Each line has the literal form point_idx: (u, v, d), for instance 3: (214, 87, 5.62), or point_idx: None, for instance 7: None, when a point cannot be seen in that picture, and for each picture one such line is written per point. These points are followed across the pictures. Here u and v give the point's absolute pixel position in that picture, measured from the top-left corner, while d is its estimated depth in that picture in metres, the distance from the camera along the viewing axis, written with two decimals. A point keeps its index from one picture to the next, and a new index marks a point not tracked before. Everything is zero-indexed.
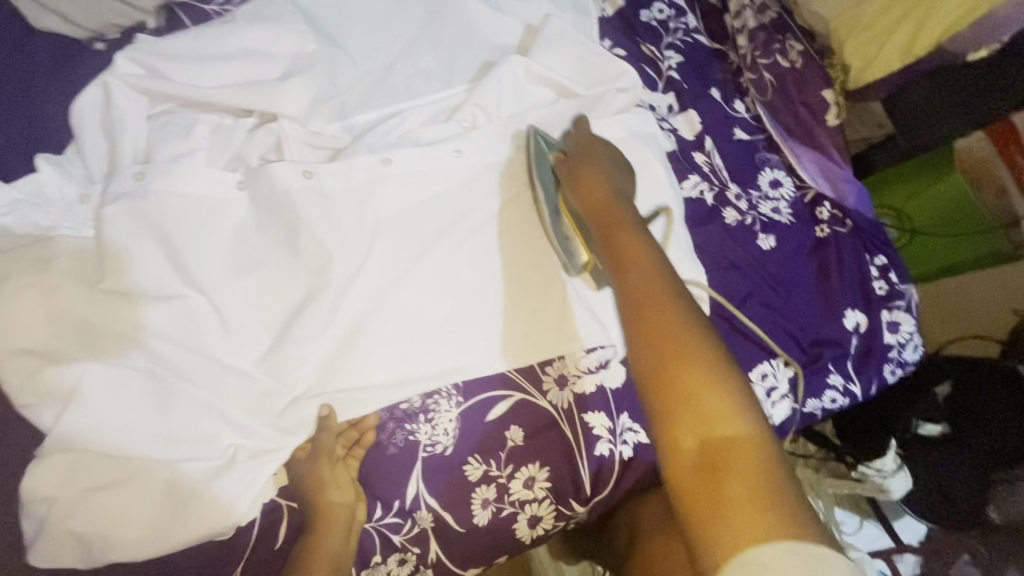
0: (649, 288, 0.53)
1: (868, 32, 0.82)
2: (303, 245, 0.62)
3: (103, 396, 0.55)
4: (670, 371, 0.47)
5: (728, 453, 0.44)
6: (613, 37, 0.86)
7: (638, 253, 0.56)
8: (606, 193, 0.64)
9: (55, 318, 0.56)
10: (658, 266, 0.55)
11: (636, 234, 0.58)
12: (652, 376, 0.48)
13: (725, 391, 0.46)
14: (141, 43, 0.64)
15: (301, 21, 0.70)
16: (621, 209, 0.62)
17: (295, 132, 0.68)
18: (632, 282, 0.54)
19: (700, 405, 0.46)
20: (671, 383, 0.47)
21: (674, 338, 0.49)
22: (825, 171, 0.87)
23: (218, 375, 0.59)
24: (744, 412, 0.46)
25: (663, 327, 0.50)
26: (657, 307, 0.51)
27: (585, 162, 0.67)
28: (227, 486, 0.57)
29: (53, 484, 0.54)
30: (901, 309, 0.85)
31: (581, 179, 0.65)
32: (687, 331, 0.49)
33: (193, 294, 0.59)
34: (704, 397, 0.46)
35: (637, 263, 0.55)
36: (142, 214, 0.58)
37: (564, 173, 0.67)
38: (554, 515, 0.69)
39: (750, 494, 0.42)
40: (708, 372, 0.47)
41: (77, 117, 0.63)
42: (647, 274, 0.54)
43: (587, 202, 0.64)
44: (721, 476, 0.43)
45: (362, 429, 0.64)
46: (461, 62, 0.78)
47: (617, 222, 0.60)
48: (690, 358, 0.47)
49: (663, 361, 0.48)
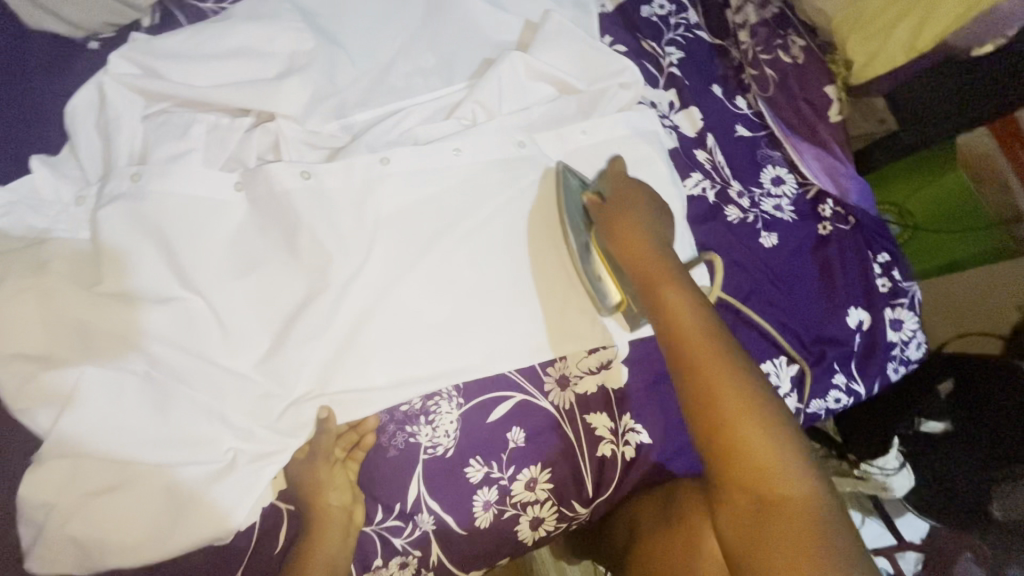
0: (697, 350, 0.53)
1: (869, 28, 0.82)
2: (302, 246, 0.62)
3: (101, 399, 0.54)
4: (726, 439, 0.50)
5: (788, 513, 0.47)
6: (614, 34, 0.85)
7: (682, 306, 0.55)
8: (641, 231, 0.61)
9: (51, 321, 0.55)
10: (703, 320, 0.54)
11: (676, 279, 0.57)
12: (709, 443, 0.51)
13: (778, 450, 0.49)
14: (136, 42, 0.63)
15: (298, 18, 0.69)
16: (657, 249, 0.59)
17: (293, 131, 0.67)
18: (677, 341, 0.54)
19: (756, 470, 0.49)
20: (728, 450, 0.50)
21: (726, 404, 0.50)
22: (829, 170, 0.85)
23: (216, 378, 0.58)
24: (798, 468, 0.49)
25: (715, 393, 0.51)
26: (707, 371, 0.52)
27: (619, 205, 0.63)
28: (227, 490, 0.57)
29: (51, 488, 0.53)
30: (904, 307, 0.84)
31: (616, 220, 0.62)
32: (738, 394, 0.50)
33: (191, 296, 0.58)
34: (760, 461, 0.49)
35: (681, 317, 0.54)
36: (139, 215, 0.57)
37: (596, 215, 0.65)
38: (556, 516, 0.69)
39: (808, 551, 0.46)
40: (761, 436, 0.50)
41: (71, 117, 0.62)
42: (693, 331, 0.54)
43: (620, 243, 0.61)
44: (774, 531, 0.48)
45: (361, 431, 0.64)
46: (460, 59, 0.77)
47: (653, 267, 0.58)
48: (743, 422, 0.50)
49: (718, 430, 0.50)
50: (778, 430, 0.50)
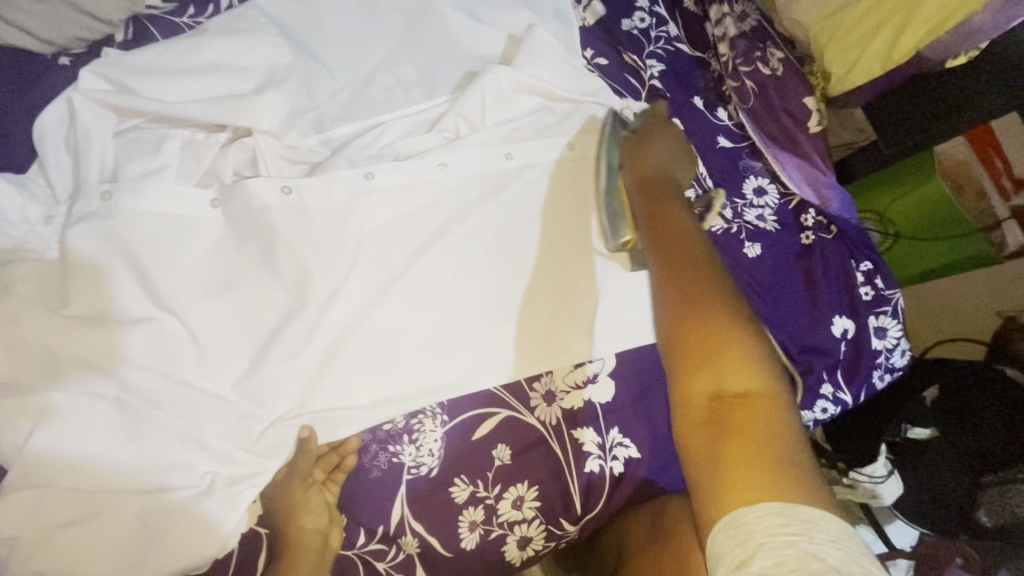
0: (686, 260, 0.55)
1: (847, 39, 0.81)
2: (281, 262, 0.60)
3: (70, 428, 0.52)
4: (692, 332, 0.50)
5: (739, 407, 0.46)
6: (595, 47, 0.85)
7: (677, 223, 0.59)
8: (657, 173, 0.66)
9: (14, 347, 0.52)
10: (698, 243, 0.57)
11: (676, 207, 0.61)
12: (676, 333, 0.51)
13: (748, 355, 0.48)
14: (109, 58, 0.62)
15: (275, 32, 0.68)
16: (667, 183, 0.65)
17: (271, 146, 0.66)
18: (664, 246, 0.57)
19: (720, 364, 0.48)
20: (695, 342, 0.49)
21: (704, 303, 0.51)
22: (811, 180, 0.85)
23: (190, 402, 0.56)
24: (761, 371, 0.47)
25: (696, 293, 0.52)
26: (691, 275, 0.53)
27: (648, 138, 0.69)
28: (203, 517, 0.55)
29: (16, 520, 0.50)
30: (887, 315, 0.85)
31: (639, 153, 0.68)
32: (721, 301, 0.51)
33: (165, 316, 0.57)
34: (727, 356, 0.48)
35: (679, 235, 0.57)
36: (111, 234, 0.56)
37: (625, 145, 0.70)
38: (544, 535, 0.67)
39: (756, 454, 0.43)
40: (733, 337, 0.49)
41: (41, 135, 0.60)
42: (686, 247, 0.56)
43: (636, 176, 0.66)
44: (727, 424, 0.45)
45: (342, 453, 0.61)
46: (441, 73, 0.77)
47: (660, 194, 0.63)
48: (716, 322, 0.49)
49: (688, 323, 0.50)
50: (753, 342, 0.49)
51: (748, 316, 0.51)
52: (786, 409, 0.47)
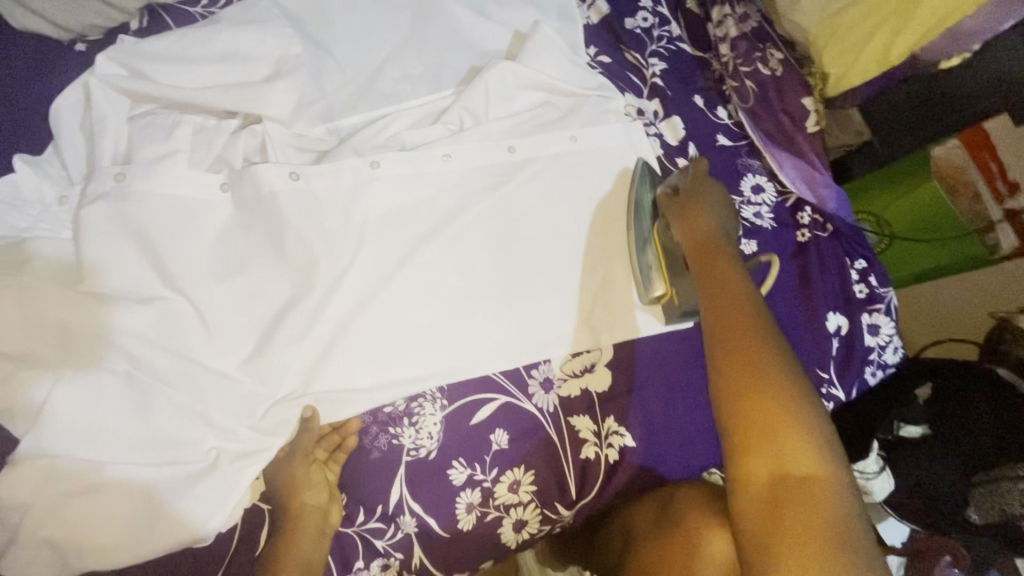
0: (742, 325, 0.55)
1: (845, 41, 0.83)
2: (288, 247, 0.62)
3: (77, 401, 0.53)
4: (748, 409, 0.50)
5: (800, 485, 0.46)
6: (598, 45, 0.87)
7: (731, 283, 0.60)
8: (708, 232, 0.66)
9: (32, 320, 0.54)
10: (755, 312, 0.57)
11: (729, 266, 0.62)
12: (730, 406, 0.51)
13: (805, 434, 0.48)
14: (124, 44, 0.64)
15: (286, 23, 0.69)
16: (719, 242, 0.65)
17: (280, 134, 0.67)
18: (719, 309, 0.58)
19: (777, 443, 0.48)
20: (754, 414, 0.50)
21: (760, 379, 0.51)
22: (807, 178, 0.87)
23: (197, 378, 0.57)
24: (821, 445, 0.48)
25: (752, 367, 0.52)
26: (748, 348, 0.53)
27: (696, 200, 0.70)
28: (207, 491, 0.56)
29: (27, 489, 0.51)
30: (881, 312, 0.86)
31: (689, 214, 0.69)
32: (779, 377, 0.51)
33: (175, 296, 0.58)
34: (784, 435, 0.48)
35: (734, 304, 0.57)
36: (123, 214, 0.57)
37: (669, 206, 0.71)
38: (539, 519, 0.69)
39: (818, 533, 0.44)
40: (790, 416, 0.49)
41: (57, 117, 0.62)
42: (741, 317, 0.56)
43: (687, 237, 0.67)
44: (788, 501, 0.46)
45: (344, 433, 0.63)
46: (448, 66, 0.78)
47: (711, 252, 0.64)
48: (772, 399, 0.50)
49: (743, 398, 0.51)
50: (813, 422, 0.49)
51: (805, 392, 0.51)
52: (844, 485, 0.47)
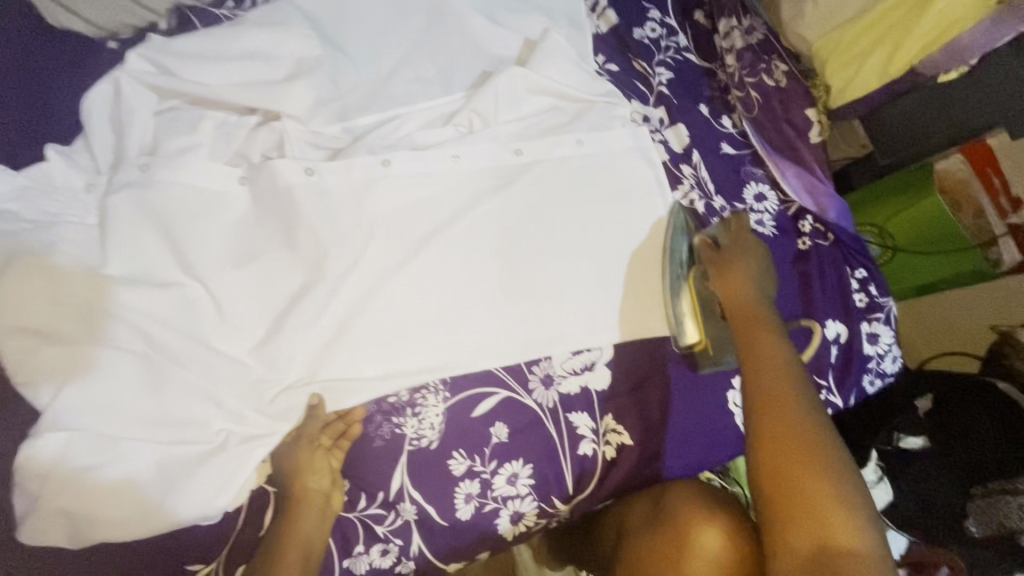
0: (782, 397, 0.57)
1: (845, 56, 0.86)
2: (302, 239, 0.65)
3: (96, 379, 0.55)
4: (787, 484, 0.53)
5: (838, 557, 0.49)
6: (607, 54, 0.90)
7: (772, 350, 0.62)
8: (750, 293, 0.68)
9: (57, 300, 0.56)
10: (794, 385, 0.59)
11: (771, 331, 0.64)
12: (767, 479, 0.54)
13: (842, 510, 0.51)
14: (152, 44, 0.67)
15: (307, 26, 0.73)
16: (759, 304, 0.67)
17: (297, 131, 0.69)
18: (760, 376, 0.60)
19: (815, 519, 0.51)
20: (793, 488, 0.52)
21: (797, 455, 0.54)
22: (810, 188, 0.89)
23: (211, 361, 0.60)
24: (858, 521, 0.50)
25: (792, 441, 0.54)
26: (788, 419, 0.56)
27: (736, 257, 0.72)
28: (216, 470, 0.58)
29: (46, 459, 0.52)
30: (880, 321, 0.87)
31: (729, 273, 0.70)
32: (817, 454, 0.53)
33: (191, 283, 0.61)
34: (821, 510, 0.51)
35: (773, 376, 0.59)
36: (146, 202, 0.60)
37: (709, 260, 0.72)
38: (536, 512, 0.70)
39: None
40: (828, 492, 0.52)
41: (87, 109, 0.65)
42: (782, 391, 0.58)
43: (727, 296, 0.68)
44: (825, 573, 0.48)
45: (349, 420, 0.65)
46: (460, 70, 0.81)
47: (750, 314, 0.66)
48: (810, 476, 0.52)
49: (780, 475, 0.53)
50: (852, 500, 0.51)
51: (843, 467, 0.53)
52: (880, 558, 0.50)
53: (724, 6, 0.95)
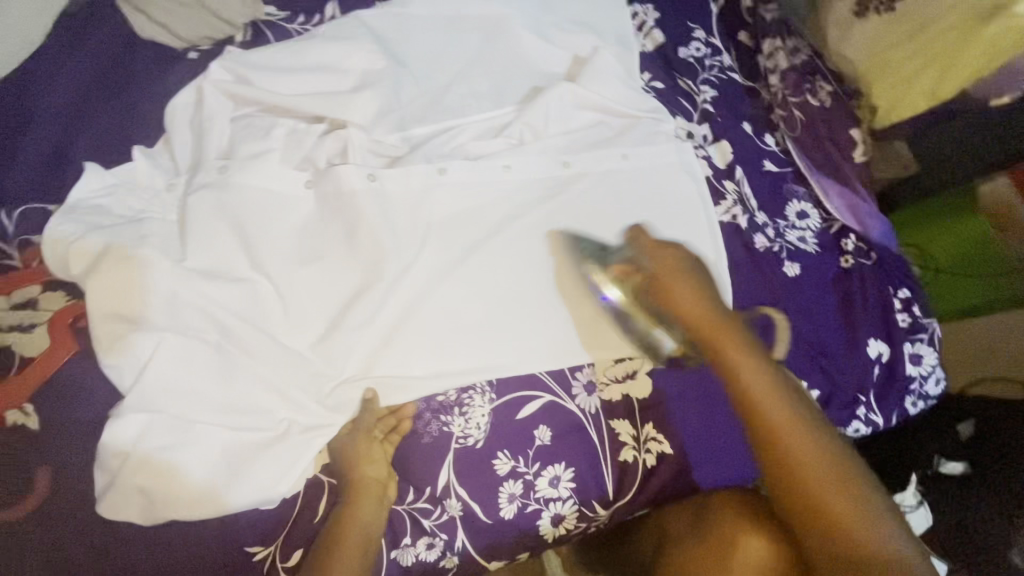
0: (782, 421, 0.57)
1: (894, 76, 0.87)
2: (362, 240, 0.68)
3: (175, 365, 0.58)
4: (811, 514, 0.55)
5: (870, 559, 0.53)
6: (653, 71, 0.92)
7: (750, 368, 0.60)
8: (705, 307, 0.63)
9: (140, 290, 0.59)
10: (785, 408, 0.58)
11: (739, 342, 0.61)
12: (785, 497, 0.57)
13: (862, 513, 0.54)
14: (231, 54, 0.72)
15: (373, 42, 0.77)
16: (716, 311, 0.63)
17: (360, 139, 0.73)
18: (754, 402, 0.58)
19: (846, 536, 0.54)
20: (814, 509, 0.55)
21: (812, 482, 0.55)
22: (853, 208, 0.89)
23: (276, 353, 0.63)
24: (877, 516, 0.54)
25: (801, 466, 0.56)
26: (791, 444, 0.57)
27: (665, 271, 0.64)
28: (278, 456, 0.61)
29: (128, 436, 0.56)
30: (924, 342, 0.87)
31: (671, 296, 0.63)
32: (827, 467, 0.56)
33: (260, 279, 0.65)
34: (844, 523, 0.54)
35: (773, 406, 0.58)
36: (223, 201, 0.64)
37: (642, 288, 0.66)
38: (577, 515, 0.71)
39: None
40: (848, 504, 0.54)
41: (171, 114, 0.70)
42: (778, 419, 0.58)
43: (685, 316, 0.63)
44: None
45: (400, 416, 0.67)
46: (511, 85, 0.84)
47: (714, 331, 0.62)
48: (828, 497, 0.55)
49: (804, 507, 0.55)
50: (866, 495, 0.55)
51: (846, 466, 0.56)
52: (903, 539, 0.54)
53: (769, 27, 0.97)
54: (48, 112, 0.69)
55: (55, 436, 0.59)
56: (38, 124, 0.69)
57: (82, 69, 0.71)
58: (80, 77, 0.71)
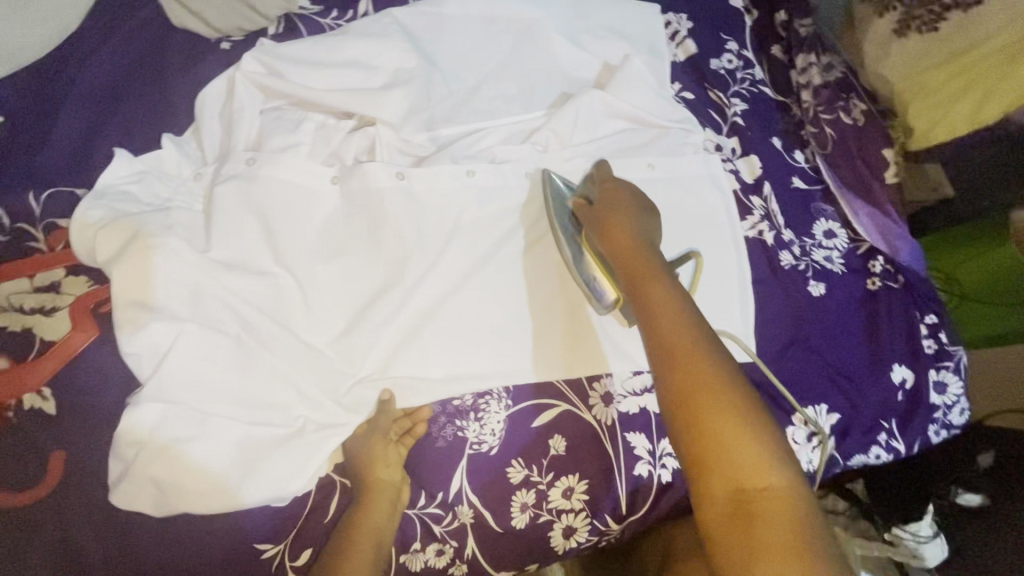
0: (686, 346, 0.52)
1: (930, 99, 0.83)
2: (386, 238, 0.67)
3: (194, 357, 0.58)
4: (708, 445, 0.48)
5: (761, 500, 0.46)
6: (683, 82, 0.91)
7: (663, 296, 0.56)
8: (632, 240, 0.62)
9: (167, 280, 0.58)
10: (696, 331, 0.53)
11: (660, 274, 0.59)
12: (681, 427, 0.50)
13: (765, 451, 0.48)
14: (264, 47, 0.71)
15: (406, 40, 0.76)
16: (642, 244, 0.62)
17: (389, 137, 0.73)
18: (661, 326, 0.54)
19: (742, 476, 0.47)
20: (706, 440, 0.48)
21: (714, 409, 0.49)
22: (882, 231, 0.87)
23: (295, 347, 0.63)
24: (778, 464, 0.48)
25: (701, 393, 0.50)
26: (693, 369, 0.51)
27: (610, 207, 0.66)
28: (293, 454, 0.61)
29: (144, 427, 0.55)
30: (949, 370, 0.85)
31: (608, 223, 0.65)
32: (729, 398, 0.49)
33: (282, 273, 0.64)
34: (735, 457, 0.47)
35: (677, 327, 0.54)
36: (250, 194, 0.64)
37: (587, 218, 0.68)
38: (588, 529, 0.70)
39: (787, 549, 0.44)
40: (751, 436, 0.48)
41: (201, 104, 0.70)
42: (683, 339, 0.53)
43: (614, 249, 0.63)
44: (750, 524, 0.46)
45: (415, 419, 0.66)
46: (541, 89, 0.83)
47: (638, 262, 0.61)
48: (730, 424, 0.48)
49: (701, 434, 0.49)
50: (769, 437, 0.49)
51: (755, 402, 0.50)
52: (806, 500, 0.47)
53: (804, 41, 0.95)
54: (79, 96, 0.69)
55: (72, 421, 0.59)
56: (70, 108, 0.69)
57: (114, 54, 0.72)
58: (112, 62, 0.71)
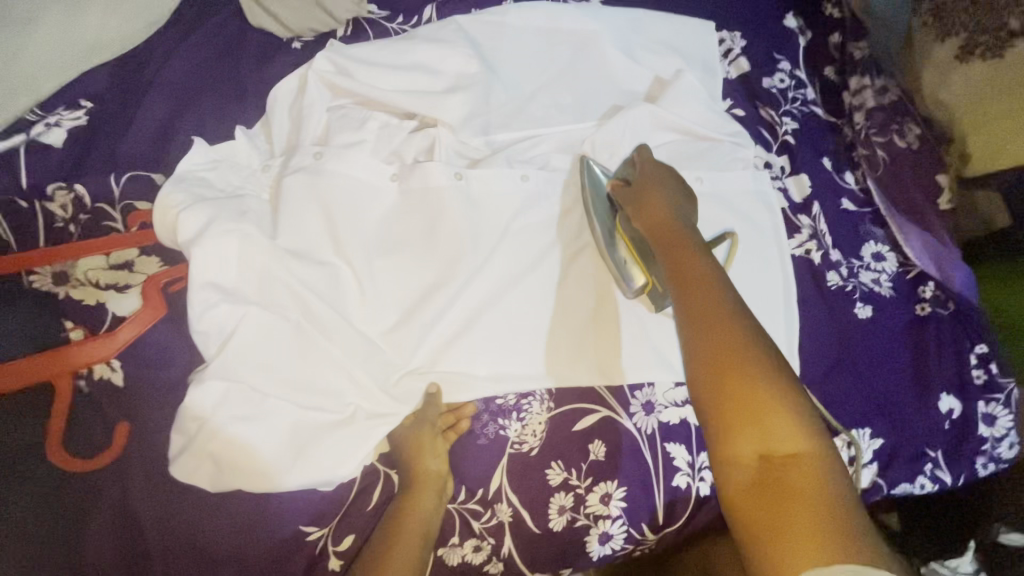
0: (715, 313, 0.52)
1: (997, 124, 0.82)
2: (441, 236, 0.69)
3: (254, 339, 0.60)
4: (735, 408, 0.48)
5: (787, 466, 0.46)
6: (734, 98, 0.91)
7: (698, 267, 0.57)
8: (667, 217, 0.64)
9: (246, 265, 0.62)
10: (729, 299, 0.53)
11: (695, 248, 0.59)
12: (708, 388, 0.49)
13: (797, 423, 0.47)
14: (334, 47, 0.74)
15: (469, 47, 0.79)
16: (676, 221, 0.63)
17: (449, 139, 0.75)
18: (691, 294, 0.55)
19: (769, 440, 0.47)
20: (731, 401, 0.48)
21: (743, 373, 0.49)
22: (935, 255, 0.86)
23: (349, 335, 0.64)
24: (808, 430, 0.47)
25: (729, 356, 0.50)
26: (723, 334, 0.51)
27: (647, 189, 0.68)
28: (341, 440, 0.62)
29: (207, 403, 0.58)
30: (999, 403, 0.82)
31: (645, 201, 0.67)
32: (759, 361, 0.49)
33: (341, 264, 0.66)
34: (763, 421, 0.47)
35: (707, 294, 0.54)
36: (315, 186, 0.66)
37: (623, 198, 0.70)
38: (624, 537, 0.70)
39: (815, 516, 0.44)
40: (784, 406, 0.47)
41: (274, 100, 0.73)
42: (717, 307, 0.53)
43: (648, 226, 0.65)
44: (776, 490, 0.45)
45: (459, 416, 0.68)
46: (595, 100, 0.85)
47: (673, 237, 0.62)
48: (762, 391, 0.48)
49: (726, 396, 0.48)
50: (799, 404, 0.48)
51: (786, 373, 0.49)
52: (836, 470, 0.46)
53: (857, 64, 0.96)
54: (161, 86, 0.73)
55: (140, 394, 0.62)
56: (151, 97, 0.72)
57: (194, 48, 0.75)
58: (191, 56, 0.75)
